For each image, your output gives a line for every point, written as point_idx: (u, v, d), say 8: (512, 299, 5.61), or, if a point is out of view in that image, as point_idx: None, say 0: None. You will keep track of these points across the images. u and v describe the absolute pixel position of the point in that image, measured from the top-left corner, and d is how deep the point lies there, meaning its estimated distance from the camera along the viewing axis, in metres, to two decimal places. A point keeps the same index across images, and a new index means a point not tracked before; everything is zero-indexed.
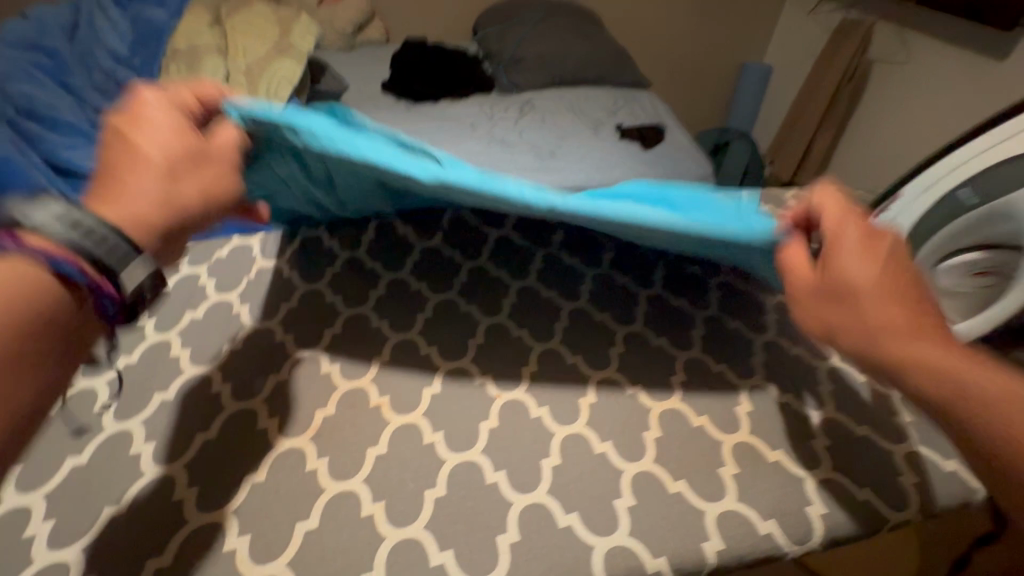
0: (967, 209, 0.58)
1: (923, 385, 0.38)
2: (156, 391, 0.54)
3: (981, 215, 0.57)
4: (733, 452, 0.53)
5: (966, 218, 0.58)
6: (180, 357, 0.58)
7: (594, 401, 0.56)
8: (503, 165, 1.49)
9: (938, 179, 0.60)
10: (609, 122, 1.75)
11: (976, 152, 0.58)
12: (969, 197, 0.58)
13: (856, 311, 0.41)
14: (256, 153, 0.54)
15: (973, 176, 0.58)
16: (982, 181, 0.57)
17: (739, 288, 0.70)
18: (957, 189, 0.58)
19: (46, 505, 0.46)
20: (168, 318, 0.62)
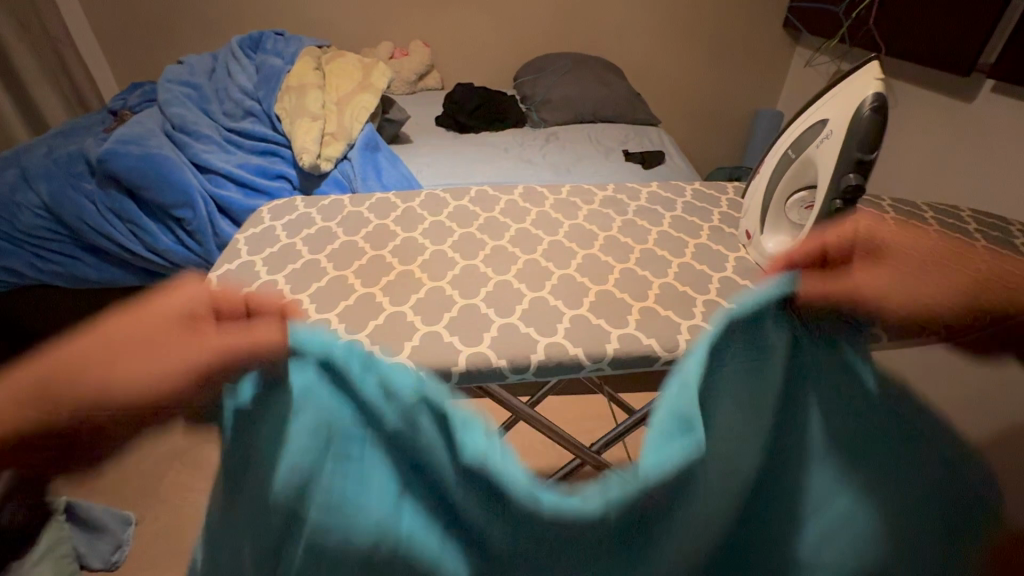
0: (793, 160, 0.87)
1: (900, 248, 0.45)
2: (290, 264, 0.95)
3: (796, 164, 0.85)
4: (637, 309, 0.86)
5: (791, 165, 0.86)
6: (302, 250, 0.98)
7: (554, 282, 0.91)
8: (527, 177, 1.88)
9: (779, 149, 0.91)
10: (619, 149, 2.12)
11: (794, 129, 0.89)
12: (791, 155, 0.87)
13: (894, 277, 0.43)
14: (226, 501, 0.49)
15: (793, 143, 0.88)
16: (796, 145, 0.87)
17: (669, 244, 1.00)
18: (786, 153, 0.89)
19: None
20: (277, 264, 0.95)
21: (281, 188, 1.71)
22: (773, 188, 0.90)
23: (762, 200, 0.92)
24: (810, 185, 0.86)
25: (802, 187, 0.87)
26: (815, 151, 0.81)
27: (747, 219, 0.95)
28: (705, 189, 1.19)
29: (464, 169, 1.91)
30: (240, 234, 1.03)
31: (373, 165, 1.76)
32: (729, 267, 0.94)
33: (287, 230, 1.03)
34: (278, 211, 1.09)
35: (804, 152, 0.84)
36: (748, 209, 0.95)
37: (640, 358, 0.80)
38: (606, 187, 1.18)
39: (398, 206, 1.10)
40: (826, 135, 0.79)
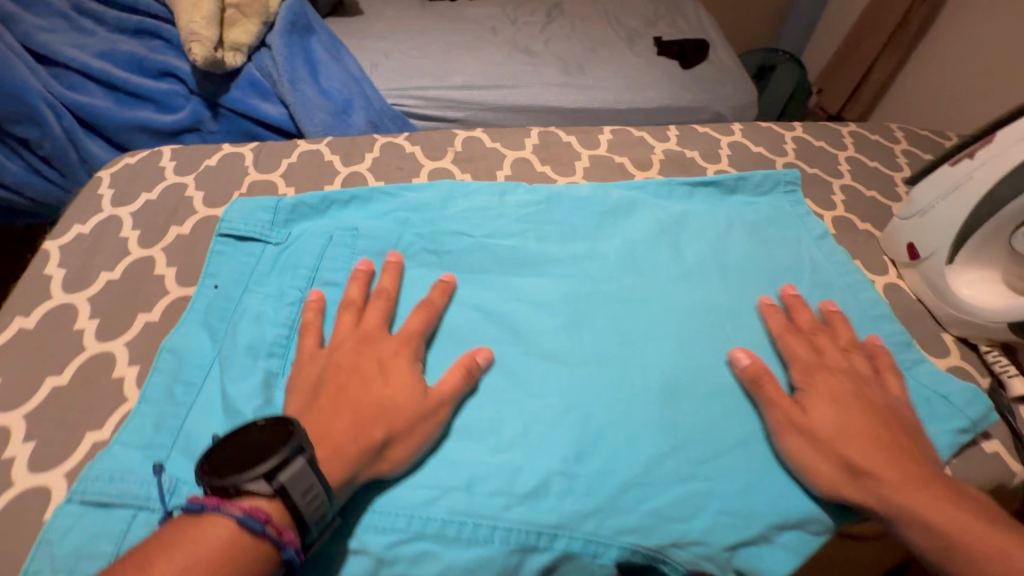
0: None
1: (854, 491, 0.42)
2: (139, 313, 0.51)
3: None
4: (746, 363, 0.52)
5: None
6: (166, 277, 0.55)
7: (587, 166, 0.72)
8: (525, 79, 1.35)
9: None
10: (646, 34, 1.55)
11: None
12: None
13: (836, 453, 0.43)
14: None
15: None
16: None
17: (770, 253, 0.63)
18: None
19: (25, 425, 0.44)
20: (115, 320, 0.51)
21: (174, 93, 1.16)
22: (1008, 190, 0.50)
23: (972, 213, 0.52)
24: None
25: None
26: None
27: (919, 227, 0.58)
28: (809, 141, 0.80)
29: (435, 62, 1.36)
30: (51, 241, 0.57)
31: (307, 57, 1.21)
32: (891, 310, 0.59)
33: (139, 228, 0.59)
34: (122, 191, 0.63)
35: None
36: (937, 217, 0.56)
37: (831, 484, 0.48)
38: (667, 138, 0.77)
39: (338, 172, 0.68)
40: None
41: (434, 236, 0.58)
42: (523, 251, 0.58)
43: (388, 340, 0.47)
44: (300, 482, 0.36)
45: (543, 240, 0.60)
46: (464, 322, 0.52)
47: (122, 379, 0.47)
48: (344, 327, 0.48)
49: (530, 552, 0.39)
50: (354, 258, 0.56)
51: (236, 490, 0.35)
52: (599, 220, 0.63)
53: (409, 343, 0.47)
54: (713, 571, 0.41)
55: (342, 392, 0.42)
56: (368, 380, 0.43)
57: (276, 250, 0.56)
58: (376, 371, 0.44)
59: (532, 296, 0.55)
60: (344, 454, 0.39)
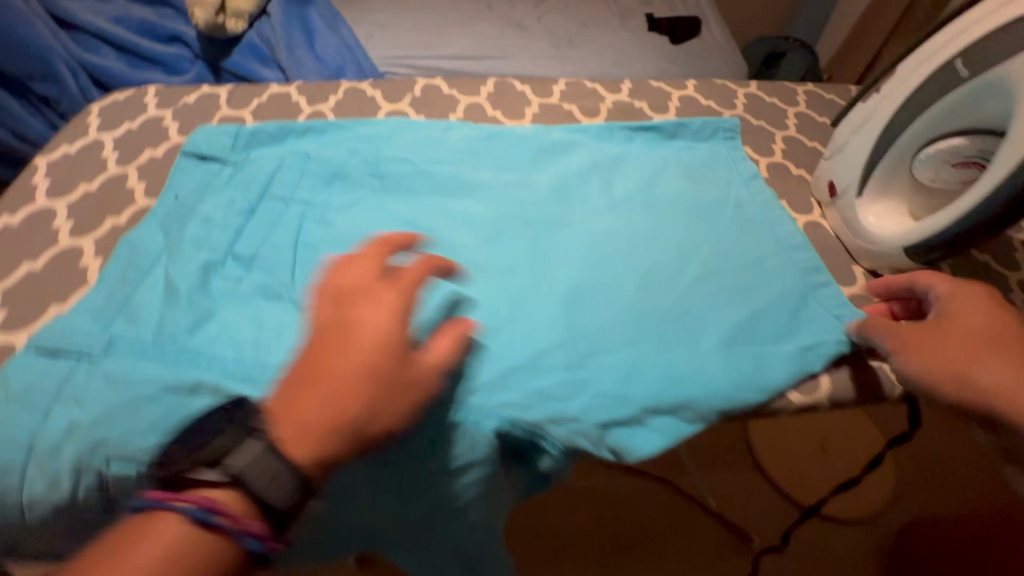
0: (959, 81, 0.47)
1: (993, 403, 0.42)
2: (108, 217, 0.58)
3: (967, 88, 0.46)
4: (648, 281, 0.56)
5: (952, 93, 0.47)
6: (135, 189, 0.61)
7: (536, 112, 0.76)
8: (514, 52, 1.40)
9: (940, 47, 0.49)
10: (641, 12, 1.57)
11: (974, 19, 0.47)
12: (961, 71, 0.47)
13: (970, 367, 0.43)
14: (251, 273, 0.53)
15: (973, 44, 0.46)
16: (975, 53, 0.46)
17: (698, 190, 0.66)
18: (951, 63, 0.47)
19: (2, 299, 0.51)
20: (88, 222, 0.57)
21: (181, 57, 1.24)
22: (908, 122, 0.51)
23: (878, 147, 0.54)
24: (972, 131, 0.47)
25: (953, 132, 0.48)
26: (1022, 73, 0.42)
27: (836, 165, 0.60)
28: (762, 97, 0.82)
29: (429, 34, 1.42)
30: (41, 159, 0.64)
31: (304, 26, 1.30)
32: (806, 243, 0.61)
33: (118, 150, 0.66)
34: (109, 120, 0.70)
35: (990, 72, 0.44)
36: (850, 152, 0.58)
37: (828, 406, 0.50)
38: (619, 90, 0.80)
39: (302, 111, 0.73)
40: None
41: (377, 163, 0.63)
42: (459, 177, 0.63)
43: (372, 292, 0.40)
44: (258, 468, 0.33)
45: (479, 171, 0.64)
46: (393, 235, 0.58)
47: (86, 268, 0.53)
48: (326, 301, 0.41)
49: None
50: (301, 178, 0.62)
51: (189, 481, 0.34)
52: (536, 156, 0.67)
53: (403, 291, 0.40)
54: (587, 446, 0.45)
55: (317, 362, 0.37)
56: (340, 344, 0.37)
57: (233, 169, 0.62)
58: (348, 334, 0.37)
59: (459, 216, 0.59)
60: (316, 429, 0.34)
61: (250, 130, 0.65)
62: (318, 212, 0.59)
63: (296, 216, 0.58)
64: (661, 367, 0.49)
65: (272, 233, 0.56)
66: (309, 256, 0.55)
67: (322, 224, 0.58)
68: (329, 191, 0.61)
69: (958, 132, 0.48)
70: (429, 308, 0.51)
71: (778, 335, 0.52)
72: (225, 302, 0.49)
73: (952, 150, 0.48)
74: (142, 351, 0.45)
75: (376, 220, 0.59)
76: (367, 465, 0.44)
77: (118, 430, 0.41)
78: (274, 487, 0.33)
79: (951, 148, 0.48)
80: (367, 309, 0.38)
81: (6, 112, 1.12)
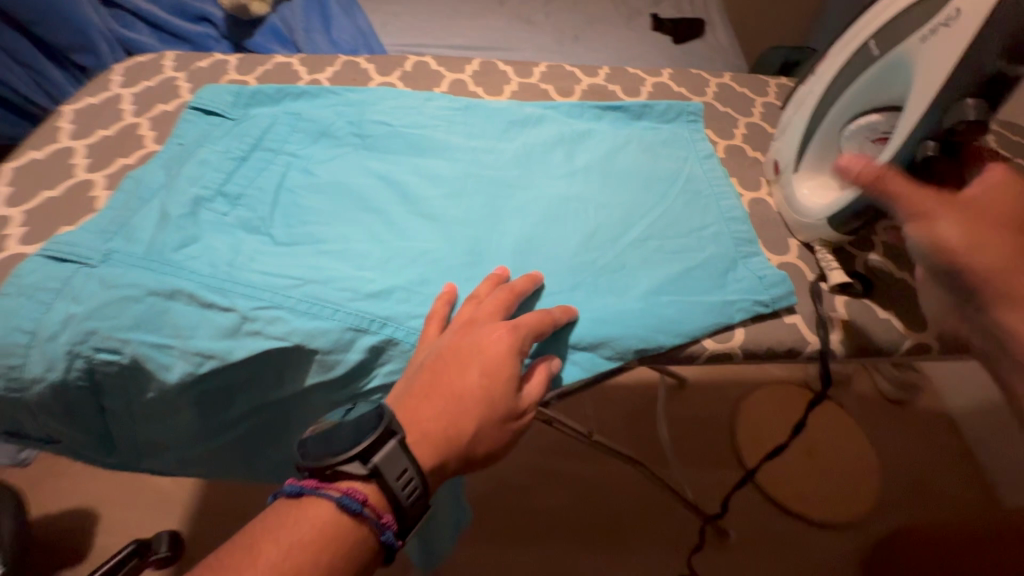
0: (871, 61, 0.52)
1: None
2: (120, 158, 0.66)
3: (879, 67, 0.51)
4: (591, 239, 0.61)
5: (868, 72, 0.52)
6: (145, 136, 0.69)
7: (515, 89, 0.82)
8: (520, 44, 1.46)
9: (860, 30, 0.54)
10: (648, 12, 1.62)
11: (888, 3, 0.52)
12: (875, 51, 0.51)
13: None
14: (235, 208, 0.60)
15: (885, 26, 0.51)
16: (888, 33, 0.50)
17: (654, 164, 0.70)
18: (867, 44, 0.52)
19: (23, 218, 0.58)
20: (102, 161, 0.65)
21: (207, 36, 1.34)
22: (830, 103, 0.56)
23: (807, 131, 0.59)
24: (887, 109, 0.52)
25: (872, 110, 0.53)
26: (918, 49, 0.47)
27: (779, 145, 0.65)
28: (734, 87, 0.86)
29: (441, 25, 1.49)
30: (68, 107, 0.72)
31: (322, 11, 1.39)
32: (747, 216, 0.65)
33: (135, 104, 0.74)
34: (130, 78, 0.78)
35: (899, 51, 0.49)
36: (789, 131, 0.62)
37: (746, 355, 0.55)
38: (596, 74, 0.85)
39: (301, 79, 0.81)
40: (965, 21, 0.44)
41: (360, 125, 0.70)
42: (431, 141, 0.69)
43: (490, 325, 0.48)
44: (393, 465, 0.40)
45: (452, 136, 0.70)
46: (366, 186, 0.64)
47: (96, 197, 0.61)
48: (432, 335, 0.49)
49: (361, 333, 0.50)
50: (291, 134, 0.69)
51: (332, 472, 0.40)
52: (507, 126, 0.73)
53: (516, 331, 0.48)
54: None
55: (438, 379, 0.45)
56: (460, 368, 0.45)
57: (232, 123, 0.69)
58: (474, 355, 0.46)
59: (425, 173, 0.66)
60: (434, 440, 0.42)
61: (250, 90, 0.72)
62: (302, 163, 0.66)
63: (282, 165, 0.65)
64: (588, 310, 0.54)
65: (259, 176, 0.63)
66: (288, 199, 0.62)
67: (303, 173, 0.65)
68: (313, 146, 0.68)
69: (874, 110, 0.53)
70: (386, 248, 0.57)
71: (704, 290, 0.56)
72: (209, 230, 0.56)
73: (870, 126, 0.53)
74: (133, 262, 0.52)
75: (353, 173, 0.65)
76: (316, 373, 0.50)
77: (107, 322, 0.48)
78: (406, 482, 0.40)
79: (869, 123, 0.52)
80: (486, 338, 0.47)
81: (47, 80, 1.22)
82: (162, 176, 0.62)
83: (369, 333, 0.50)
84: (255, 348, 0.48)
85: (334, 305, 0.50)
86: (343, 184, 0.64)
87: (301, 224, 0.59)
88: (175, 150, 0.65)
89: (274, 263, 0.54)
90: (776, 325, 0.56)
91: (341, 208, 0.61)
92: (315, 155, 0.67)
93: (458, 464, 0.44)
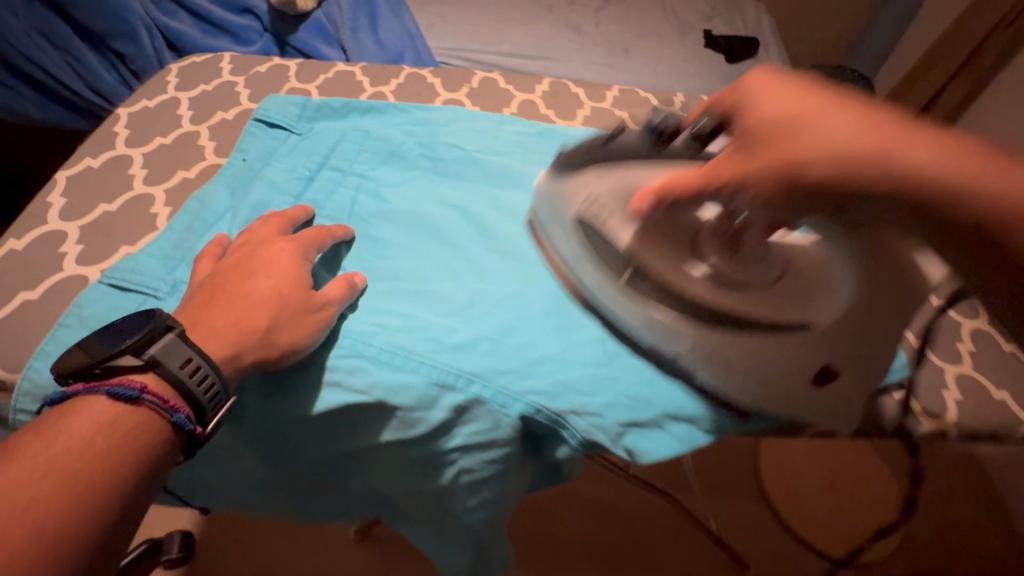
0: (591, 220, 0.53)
1: None
2: (180, 171, 0.62)
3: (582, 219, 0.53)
4: None
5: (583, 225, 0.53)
6: (205, 147, 0.65)
7: (588, 114, 0.77)
8: (569, 55, 1.42)
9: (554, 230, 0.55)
10: (699, 27, 1.58)
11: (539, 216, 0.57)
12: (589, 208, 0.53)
13: None
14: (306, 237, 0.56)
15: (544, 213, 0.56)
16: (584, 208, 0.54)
17: None
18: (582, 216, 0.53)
19: (79, 234, 0.55)
20: (161, 173, 0.61)
21: (249, 28, 1.29)
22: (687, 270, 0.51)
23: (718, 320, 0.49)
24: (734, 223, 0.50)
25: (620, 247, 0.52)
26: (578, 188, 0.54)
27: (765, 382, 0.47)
28: None
29: (488, 30, 1.44)
30: (123, 110, 0.69)
31: (370, 9, 1.34)
32: None
33: (193, 109, 0.70)
34: (186, 80, 0.74)
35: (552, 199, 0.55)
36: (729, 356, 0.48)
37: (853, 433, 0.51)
38: (671, 102, 0.81)
39: (365, 91, 0.76)
40: (608, 139, 0.56)
41: (432, 147, 0.66)
42: (506, 170, 0.65)
43: (269, 242, 0.50)
44: (173, 354, 0.39)
45: (528, 165, 0.66)
46: (440, 217, 0.60)
47: (156, 215, 0.57)
48: (205, 269, 0.49)
49: (447, 390, 0.46)
50: (360, 153, 0.65)
51: (103, 372, 0.38)
52: None
53: (298, 246, 0.50)
54: (603, 441, 0.46)
55: (220, 292, 0.45)
56: (245, 276, 0.46)
57: (297, 138, 0.65)
58: (252, 268, 0.47)
59: (502, 206, 0.62)
60: (228, 336, 0.42)
61: (316, 103, 0.68)
62: (372, 187, 0.62)
63: (352, 189, 0.61)
64: (685, 374, 0.50)
65: (329, 202, 0.59)
66: (359, 229, 0.58)
67: (374, 200, 0.61)
68: (383, 169, 0.64)
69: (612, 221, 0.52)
70: (466, 291, 0.53)
71: None
72: None
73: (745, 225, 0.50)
74: None
75: (426, 202, 0.61)
76: (395, 430, 0.46)
77: None
78: (195, 371, 0.39)
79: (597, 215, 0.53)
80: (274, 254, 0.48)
81: (83, 66, 1.12)
82: (228, 198, 0.58)
83: (454, 392, 0.46)
84: (333, 402, 0.45)
85: (418, 358, 0.47)
86: (417, 215, 0.60)
87: (375, 260, 0.55)
88: (239, 167, 0.61)
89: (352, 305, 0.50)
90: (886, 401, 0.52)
91: (415, 242, 0.57)
92: (385, 179, 0.63)
93: (258, 356, 0.43)
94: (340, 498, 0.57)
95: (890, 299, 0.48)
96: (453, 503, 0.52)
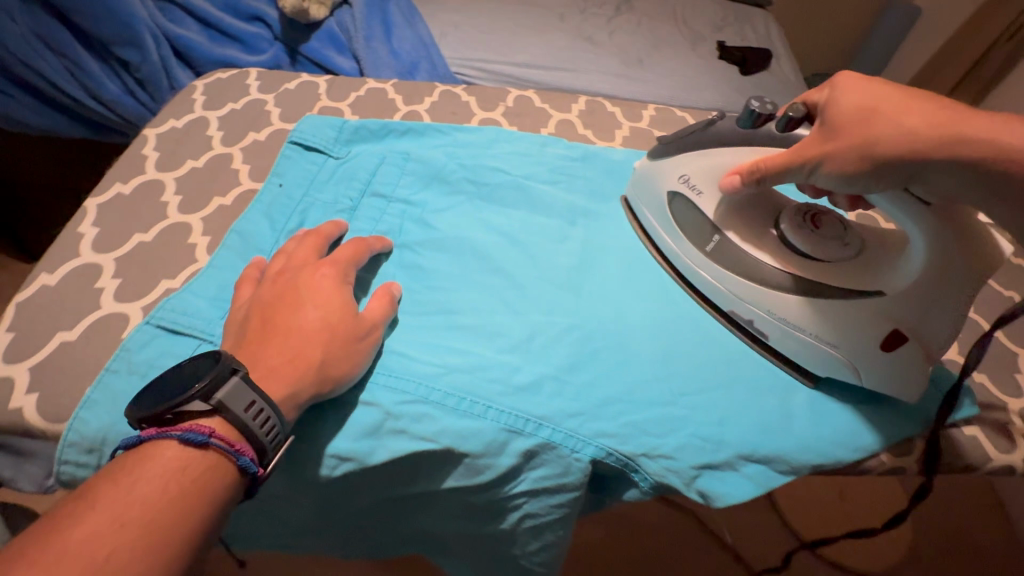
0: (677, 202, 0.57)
1: None
2: (215, 197, 0.59)
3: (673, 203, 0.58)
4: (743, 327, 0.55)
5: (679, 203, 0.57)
6: (240, 171, 0.62)
7: (627, 134, 0.76)
8: (584, 65, 1.40)
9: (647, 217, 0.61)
10: (711, 38, 1.57)
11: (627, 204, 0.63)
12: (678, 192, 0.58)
13: None
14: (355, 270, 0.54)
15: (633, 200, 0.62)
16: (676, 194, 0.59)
17: None
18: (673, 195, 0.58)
19: (114, 268, 0.52)
20: (196, 199, 0.59)
21: (259, 36, 1.26)
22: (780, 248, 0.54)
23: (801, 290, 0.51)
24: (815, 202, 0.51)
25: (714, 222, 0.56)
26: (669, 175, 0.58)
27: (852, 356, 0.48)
28: None
29: (502, 40, 1.42)
30: (150, 130, 0.66)
31: (383, 19, 1.32)
32: None
33: (222, 129, 0.67)
34: (212, 98, 0.71)
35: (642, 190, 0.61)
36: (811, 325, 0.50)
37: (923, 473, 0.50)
38: None
39: (398, 109, 0.74)
40: (707, 125, 0.55)
41: (475, 171, 0.64)
42: (553, 195, 0.63)
43: (310, 268, 0.47)
44: (237, 397, 0.37)
45: (574, 190, 0.65)
46: (489, 245, 0.58)
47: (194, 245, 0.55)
48: (246, 294, 0.47)
49: (515, 435, 0.44)
50: (401, 177, 0.63)
51: (173, 416, 0.36)
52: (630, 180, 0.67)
53: (338, 270, 0.48)
54: (677, 484, 0.45)
55: (270, 323, 0.43)
56: (294, 306, 0.44)
57: (336, 162, 0.63)
58: (300, 296, 0.45)
59: (551, 233, 0.60)
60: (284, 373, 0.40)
61: (352, 125, 0.66)
62: (417, 213, 0.60)
63: (396, 217, 0.59)
64: (754, 412, 0.49)
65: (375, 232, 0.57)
66: (409, 260, 0.56)
67: (420, 227, 0.59)
68: (427, 194, 0.62)
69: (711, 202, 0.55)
70: (525, 325, 0.51)
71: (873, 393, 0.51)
72: None
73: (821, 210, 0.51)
74: None
75: (473, 229, 0.59)
76: (461, 476, 0.44)
77: None
78: (258, 415, 0.37)
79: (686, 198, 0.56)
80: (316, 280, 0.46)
81: (86, 73, 1.01)
82: (270, 228, 0.56)
83: (523, 437, 0.44)
84: (399, 450, 0.43)
85: (485, 402, 0.45)
86: (467, 243, 0.58)
87: (427, 292, 0.53)
88: (278, 194, 0.59)
89: (411, 345, 0.48)
90: (955, 438, 0.51)
91: (467, 272, 0.55)
92: (430, 204, 0.61)
93: (313, 395, 0.41)
94: (382, 539, 0.55)
95: (963, 271, 0.43)
96: (514, 546, 0.50)
